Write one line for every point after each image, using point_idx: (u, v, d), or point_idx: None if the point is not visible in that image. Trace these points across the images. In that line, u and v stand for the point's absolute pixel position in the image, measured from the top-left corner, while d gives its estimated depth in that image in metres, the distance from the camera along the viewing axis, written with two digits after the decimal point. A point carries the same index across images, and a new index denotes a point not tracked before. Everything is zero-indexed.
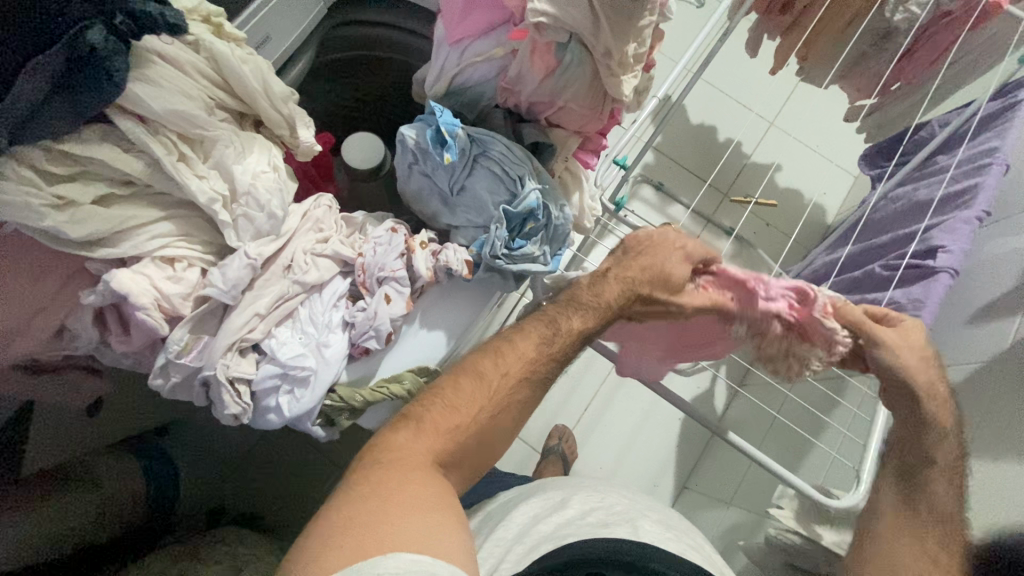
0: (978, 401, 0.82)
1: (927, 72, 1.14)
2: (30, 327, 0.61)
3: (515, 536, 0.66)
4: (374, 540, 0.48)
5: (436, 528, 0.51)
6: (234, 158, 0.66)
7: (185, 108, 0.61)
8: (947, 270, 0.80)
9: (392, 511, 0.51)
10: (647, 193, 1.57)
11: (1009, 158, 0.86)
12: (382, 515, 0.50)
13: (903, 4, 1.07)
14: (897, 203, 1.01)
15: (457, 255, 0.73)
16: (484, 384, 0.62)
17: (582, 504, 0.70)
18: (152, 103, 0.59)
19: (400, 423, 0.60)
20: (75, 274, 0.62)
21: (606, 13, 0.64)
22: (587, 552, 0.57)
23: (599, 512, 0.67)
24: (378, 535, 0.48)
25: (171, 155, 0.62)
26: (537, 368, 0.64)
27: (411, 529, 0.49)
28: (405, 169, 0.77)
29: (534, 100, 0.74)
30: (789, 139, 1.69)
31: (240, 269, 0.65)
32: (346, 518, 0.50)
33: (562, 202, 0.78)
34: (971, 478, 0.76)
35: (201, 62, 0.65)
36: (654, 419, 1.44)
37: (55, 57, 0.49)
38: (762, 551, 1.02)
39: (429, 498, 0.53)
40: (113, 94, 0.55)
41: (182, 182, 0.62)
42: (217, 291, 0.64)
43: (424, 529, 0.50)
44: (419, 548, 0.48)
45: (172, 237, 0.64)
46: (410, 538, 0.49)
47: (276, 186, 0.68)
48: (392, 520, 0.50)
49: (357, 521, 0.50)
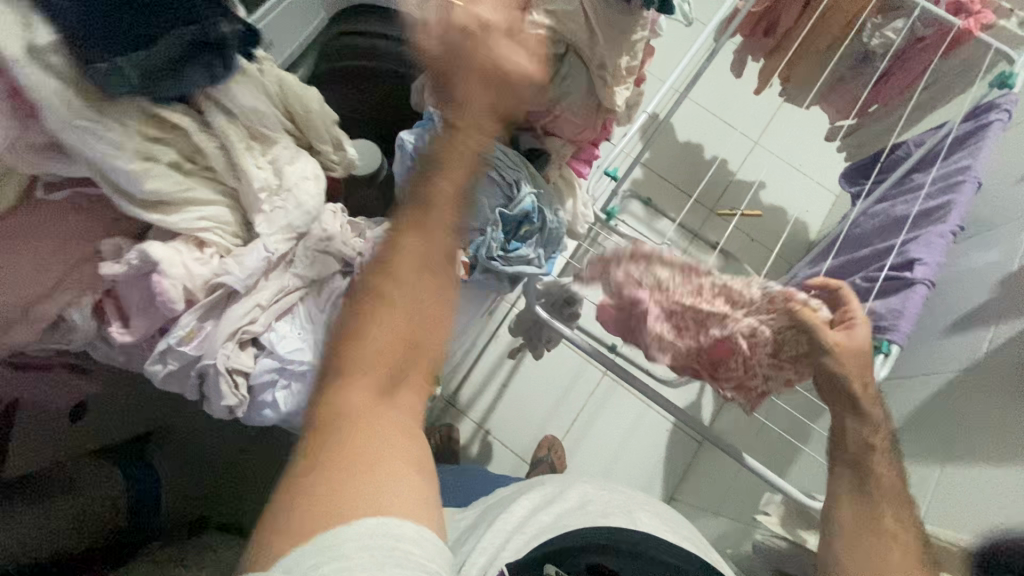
0: (959, 408, 0.85)
1: (902, 96, 1.21)
2: (28, 315, 0.62)
3: (514, 527, 0.67)
4: (336, 503, 0.46)
5: (390, 476, 0.50)
6: (288, 160, 0.71)
7: (261, 107, 0.69)
8: (923, 281, 0.85)
9: (348, 472, 0.49)
10: (635, 207, 1.61)
11: (980, 176, 0.92)
12: (342, 479, 0.48)
13: (879, 31, 1.14)
14: (875, 219, 1.07)
15: (454, 256, 0.75)
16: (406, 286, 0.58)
17: (577, 496, 0.73)
18: (241, 98, 0.67)
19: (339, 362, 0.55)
20: (82, 261, 0.63)
21: (600, 27, 0.67)
22: (588, 536, 0.61)
23: (598, 504, 0.70)
24: (329, 493, 0.47)
25: (241, 142, 0.67)
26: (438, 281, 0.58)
27: (363, 486, 0.48)
28: (403, 174, 0.79)
29: (530, 109, 0.76)
30: (772, 157, 1.75)
31: (258, 259, 0.67)
32: (311, 485, 0.48)
33: (555, 207, 0.80)
34: (941, 482, 0.80)
35: (271, 80, 0.71)
36: (642, 430, 1.47)
37: (198, 31, 0.56)
38: (751, 558, 1.03)
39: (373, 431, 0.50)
40: (221, 77, 0.62)
41: (245, 166, 0.67)
42: (234, 278, 0.66)
43: (384, 480, 0.49)
44: (376, 511, 0.46)
45: (215, 222, 0.67)
46: (366, 505, 0.46)
47: (316, 194, 0.72)
48: (350, 481, 0.48)
49: (319, 488, 0.48)
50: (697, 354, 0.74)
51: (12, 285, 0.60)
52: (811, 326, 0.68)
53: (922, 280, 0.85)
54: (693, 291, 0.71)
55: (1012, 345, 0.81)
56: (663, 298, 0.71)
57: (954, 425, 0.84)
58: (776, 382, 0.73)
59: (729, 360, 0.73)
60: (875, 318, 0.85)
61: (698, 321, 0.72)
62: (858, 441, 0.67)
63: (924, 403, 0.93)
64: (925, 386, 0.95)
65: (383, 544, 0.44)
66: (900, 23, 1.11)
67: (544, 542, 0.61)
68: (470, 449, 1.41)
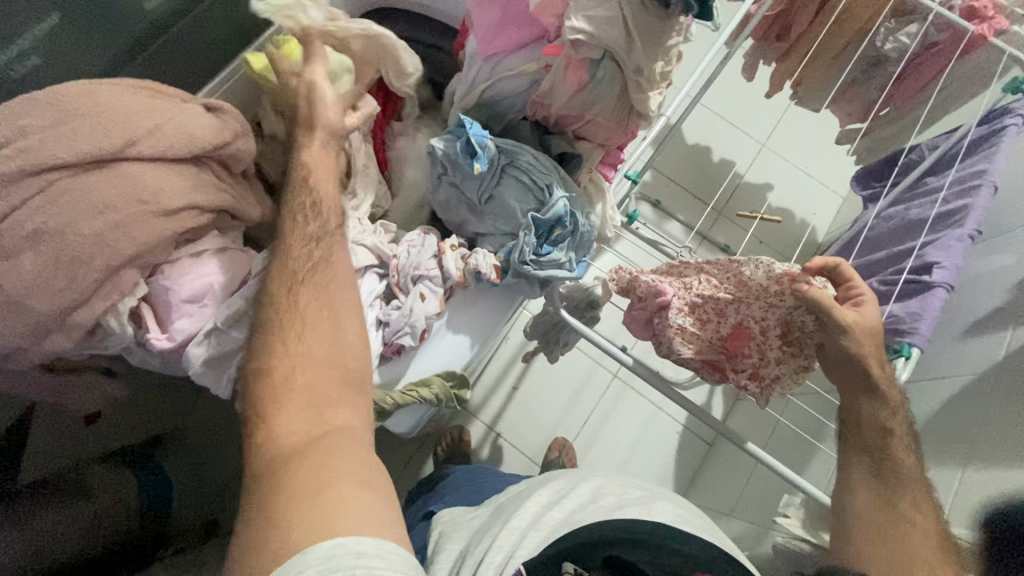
0: (980, 410, 0.85)
1: (915, 99, 1.22)
2: (66, 323, 0.62)
3: (528, 524, 0.67)
4: (291, 535, 0.44)
5: (345, 497, 0.47)
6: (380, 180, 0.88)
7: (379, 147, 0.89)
8: (942, 284, 0.85)
9: (300, 498, 0.46)
10: (645, 210, 1.62)
11: (997, 180, 0.93)
12: (295, 505, 0.46)
13: (892, 35, 1.15)
14: (888, 222, 1.07)
15: (486, 259, 0.75)
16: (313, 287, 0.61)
17: (593, 489, 0.73)
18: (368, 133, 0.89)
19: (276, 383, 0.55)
20: (117, 269, 0.63)
21: (639, 31, 0.67)
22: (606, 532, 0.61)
23: (610, 497, 0.70)
24: (279, 546, 0.44)
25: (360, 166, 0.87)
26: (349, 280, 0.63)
27: (314, 513, 0.45)
28: (434, 180, 0.80)
29: (562, 114, 0.76)
30: (781, 160, 1.76)
31: None
32: (267, 518, 0.46)
33: (587, 211, 0.80)
34: (958, 483, 0.81)
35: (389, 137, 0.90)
36: (653, 431, 1.47)
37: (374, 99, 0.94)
38: (765, 558, 1.03)
39: (321, 475, 0.48)
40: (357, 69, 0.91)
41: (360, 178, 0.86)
42: None
43: (339, 499, 0.46)
44: (329, 530, 0.44)
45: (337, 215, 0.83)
46: (315, 526, 0.44)
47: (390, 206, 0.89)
48: (301, 509, 0.45)
49: (274, 519, 0.45)
50: (716, 347, 0.73)
51: (51, 293, 0.60)
52: (819, 305, 0.66)
53: (943, 283, 0.85)
54: (711, 283, 0.73)
55: None
56: (682, 293, 0.74)
57: (976, 425, 0.85)
58: (789, 371, 0.71)
59: (745, 351, 0.72)
60: (895, 322, 0.84)
61: (716, 311, 0.73)
62: (880, 439, 0.68)
63: (944, 404, 0.94)
64: (944, 387, 0.95)
65: (342, 556, 0.42)
66: (914, 28, 1.12)
67: (555, 540, 0.61)
68: (481, 451, 1.40)
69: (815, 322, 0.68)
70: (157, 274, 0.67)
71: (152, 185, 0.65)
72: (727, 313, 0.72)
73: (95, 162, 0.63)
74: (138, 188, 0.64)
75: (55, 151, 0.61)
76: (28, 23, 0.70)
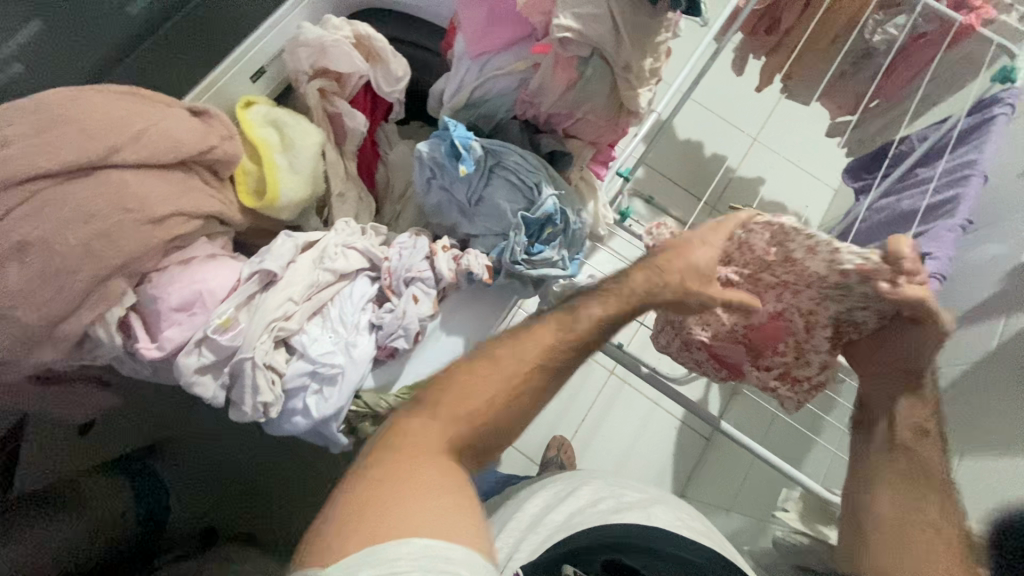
0: (974, 400, 0.86)
1: (905, 90, 1.22)
2: (52, 334, 0.61)
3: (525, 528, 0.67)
4: (391, 528, 0.49)
5: (445, 512, 0.52)
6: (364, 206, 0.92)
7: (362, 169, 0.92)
8: (934, 275, 0.85)
9: (407, 496, 0.52)
10: (639, 206, 1.62)
11: (987, 169, 0.94)
12: (402, 501, 0.51)
13: (881, 27, 1.15)
14: (880, 214, 1.06)
15: (479, 260, 0.75)
16: (499, 367, 0.59)
17: (594, 493, 0.72)
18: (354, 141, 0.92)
19: (416, 407, 0.60)
20: (103, 280, 0.62)
21: (627, 30, 0.66)
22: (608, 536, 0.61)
23: (610, 501, 0.69)
24: (379, 528, 0.49)
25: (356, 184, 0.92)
26: (555, 355, 0.60)
27: (422, 513, 0.51)
28: (424, 183, 0.80)
29: (552, 113, 0.76)
30: (773, 153, 1.76)
31: (286, 248, 0.72)
32: (369, 501, 0.52)
33: (578, 208, 0.81)
34: (956, 471, 0.81)
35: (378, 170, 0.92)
36: (651, 428, 1.47)
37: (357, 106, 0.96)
38: (768, 553, 1.02)
39: (429, 489, 0.53)
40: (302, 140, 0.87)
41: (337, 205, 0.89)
42: (270, 267, 0.70)
43: (437, 514, 0.51)
44: (424, 535, 0.49)
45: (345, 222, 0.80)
46: (415, 525, 0.50)
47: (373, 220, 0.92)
48: (408, 506, 0.51)
49: (375, 508, 0.51)
50: (738, 334, 0.73)
51: (37, 304, 0.59)
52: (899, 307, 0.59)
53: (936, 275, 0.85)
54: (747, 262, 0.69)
55: None
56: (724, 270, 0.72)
57: (970, 415, 0.84)
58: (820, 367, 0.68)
59: (778, 342, 0.70)
60: None
61: (753, 295, 0.69)
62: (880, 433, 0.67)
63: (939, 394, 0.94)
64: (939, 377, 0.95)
65: (428, 561, 0.47)
66: (902, 19, 1.13)
67: (558, 543, 0.61)
68: None
69: (877, 317, 0.62)
70: (144, 282, 0.67)
71: (137, 193, 0.64)
72: (766, 301, 0.68)
73: (79, 170, 0.62)
74: (122, 195, 0.63)
75: (37, 160, 0.60)
76: (15, 27, 0.67)
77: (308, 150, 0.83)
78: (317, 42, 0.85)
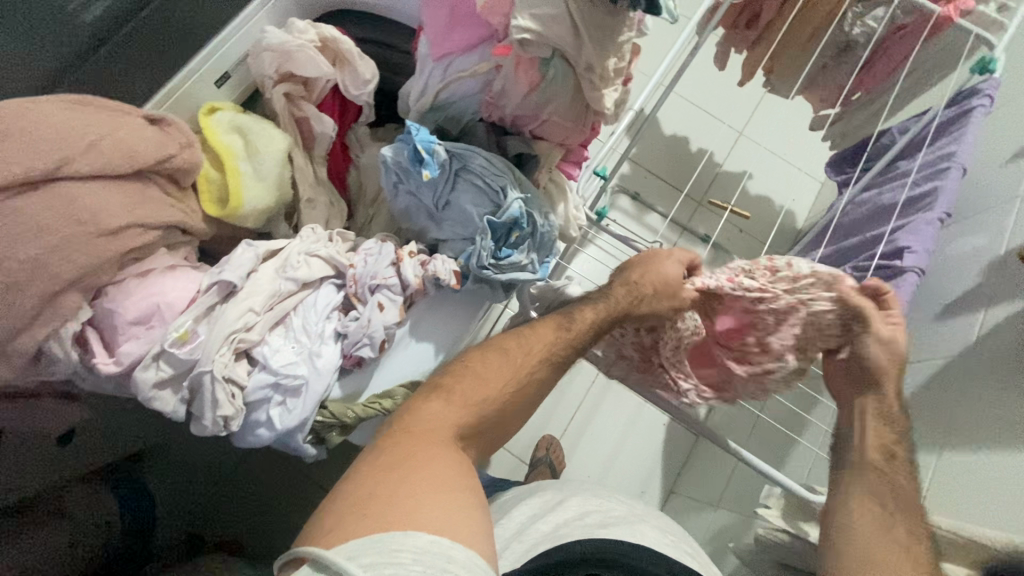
0: (953, 396, 0.85)
1: (885, 83, 1.20)
2: (6, 351, 0.60)
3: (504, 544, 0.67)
4: (403, 515, 0.50)
5: (451, 506, 0.53)
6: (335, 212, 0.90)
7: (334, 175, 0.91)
8: (912, 269, 0.85)
9: (415, 483, 0.53)
10: (625, 203, 1.61)
11: (965, 161, 0.92)
12: (407, 489, 0.52)
13: (860, 19, 1.14)
14: (863, 207, 1.06)
15: (445, 265, 0.74)
16: (508, 359, 0.65)
17: (578, 506, 0.71)
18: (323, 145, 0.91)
19: (433, 393, 0.64)
20: (57, 294, 0.61)
21: (587, 30, 0.65)
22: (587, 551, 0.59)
23: (595, 515, 0.68)
24: (389, 514, 0.50)
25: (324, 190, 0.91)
26: (559, 351, 0.67)
27: (428, 505, 0.51)
28: (391, 188, 0.79)
29: (517, 115, 0.75)
30: (757, 148, 1.75)
31: (247, 258, 0.71)
32: (376, 487, 0.53)
33: (546, 210, 0.80)
34: (936, 466, 0.80)
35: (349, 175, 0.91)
36: (639, 426, 1.47)
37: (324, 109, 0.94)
38: (751, 550, 1.02)
39: (437, 481, 0.54)
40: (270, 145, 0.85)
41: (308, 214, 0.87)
42: (231, 278, 0.69)
43: (444, 507, 0.52)
44: (431, 528, 0.49)
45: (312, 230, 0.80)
46: (424, 518, 0.50)
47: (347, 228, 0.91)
48: (417, 498, 0.52)
49: (381, 495, 0.52)
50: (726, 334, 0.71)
51: None
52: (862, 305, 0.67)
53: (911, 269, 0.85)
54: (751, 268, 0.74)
55: (1007, 326, 0.81)
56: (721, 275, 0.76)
57: (949, 410, 0.84)
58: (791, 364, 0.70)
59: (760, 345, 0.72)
60: None
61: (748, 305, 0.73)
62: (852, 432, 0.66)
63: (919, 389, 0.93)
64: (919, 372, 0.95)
65: (435, 558, 0.46)
66: (881, 11, 1.12)
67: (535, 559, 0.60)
68: None
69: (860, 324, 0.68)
70: (101, 296, 0.66)
71: (92, 205, 0.63)
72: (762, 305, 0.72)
73: (31, 182, 0.61)
74: (75, 208, 0.62)
75: None
76: None
77: (274, 157, 0.82)
78: (281, 47, 0.84)
